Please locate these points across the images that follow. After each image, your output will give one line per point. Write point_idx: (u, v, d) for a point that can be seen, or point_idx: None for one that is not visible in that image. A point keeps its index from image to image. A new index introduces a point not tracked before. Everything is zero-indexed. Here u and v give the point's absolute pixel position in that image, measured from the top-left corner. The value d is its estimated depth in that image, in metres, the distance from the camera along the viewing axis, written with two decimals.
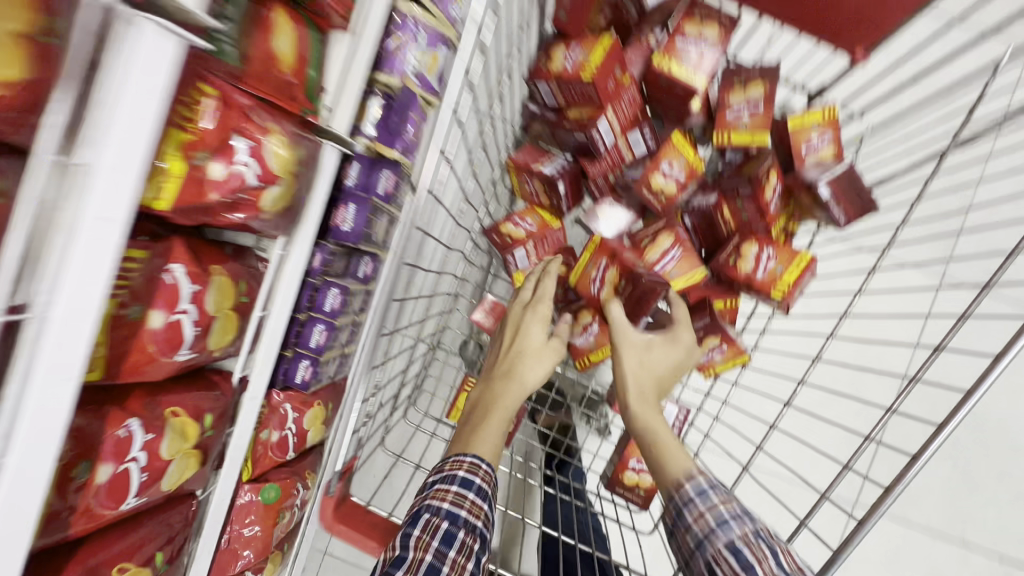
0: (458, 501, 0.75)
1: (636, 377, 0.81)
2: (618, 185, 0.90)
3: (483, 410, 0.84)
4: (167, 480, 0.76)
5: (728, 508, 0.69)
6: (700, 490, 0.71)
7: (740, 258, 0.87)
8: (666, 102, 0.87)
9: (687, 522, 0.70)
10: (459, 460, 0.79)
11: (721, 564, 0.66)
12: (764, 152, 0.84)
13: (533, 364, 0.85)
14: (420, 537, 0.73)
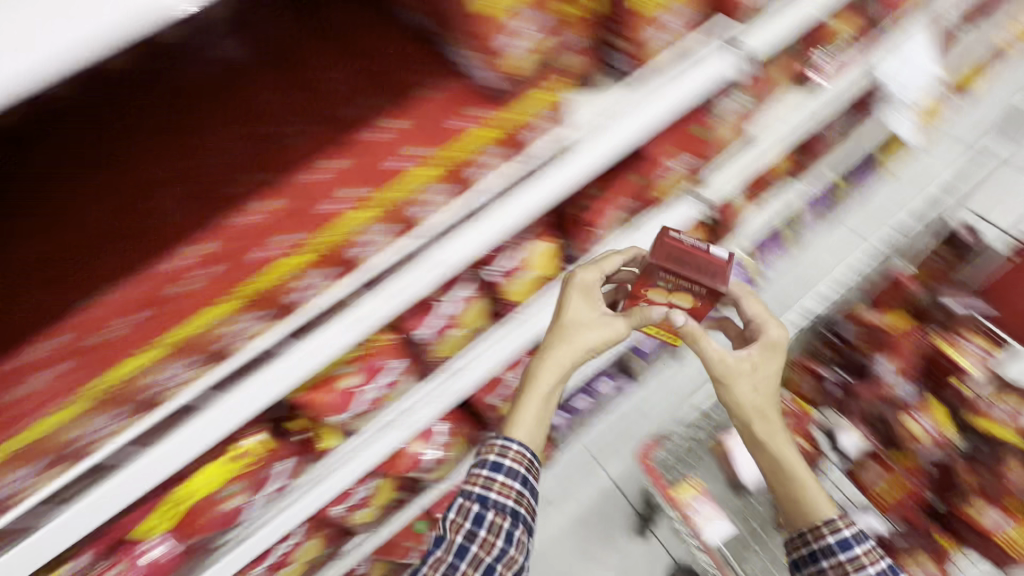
0: (488, 485, 0.84)
1: (753, 405, 0.87)
2: (872, 417, 1.15)
3: (535, 381, 0.86)
4: (508, 404, 1.20)
5: (867, 556, 0.80)
6: (840, 538, 0.81)
7: (975, 511, 1.02)
8: (933, 374, 1.14)
9: (830, 565, 0.81)
10: (488, 442, 0.87)
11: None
12: (1010, 446, 1.02)
13: (582, 332, 0.85)
14: (454, 521, 0.84)
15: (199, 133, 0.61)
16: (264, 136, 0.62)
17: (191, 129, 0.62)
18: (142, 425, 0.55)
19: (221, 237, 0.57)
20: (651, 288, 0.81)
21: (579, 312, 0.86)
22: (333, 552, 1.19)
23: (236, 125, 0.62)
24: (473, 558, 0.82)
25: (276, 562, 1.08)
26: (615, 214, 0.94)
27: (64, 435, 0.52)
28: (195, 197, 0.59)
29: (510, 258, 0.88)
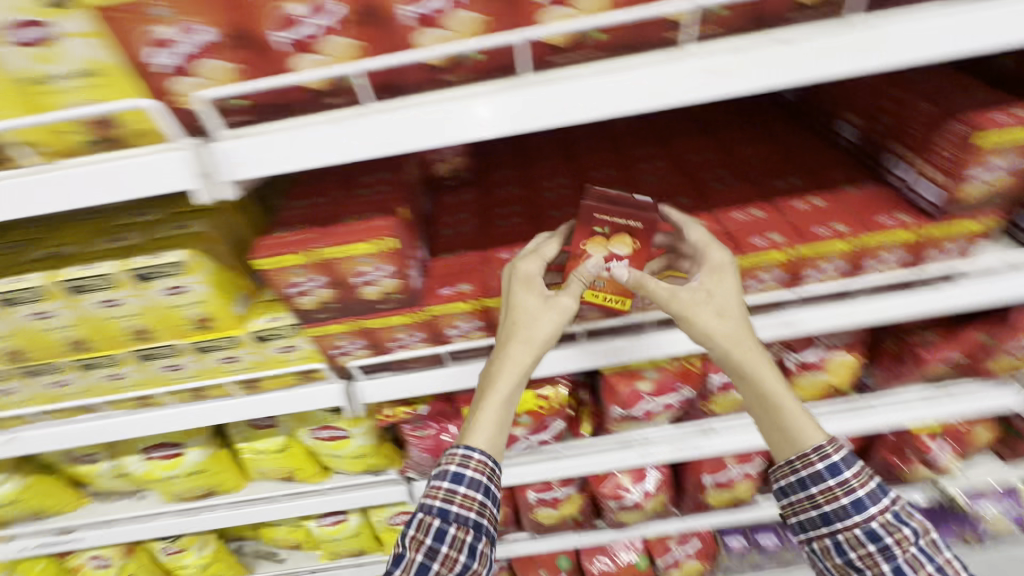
0: (449, 497, 0.66)
1: (728, 332, 0.65)
2: None
3: (493, 381, 0.66)
4: (715, 493, 1.17)
5: (858, 483, 0.66)
6: (828, 463, 0.67)
7: None
8: None
9: (813, 499, 0.68)
10: (451, 450, 0.69)
11: (855, 547, 0.65)
12: None
13: (521, 324, 0.66)
14: (413, 537, 0.66)
15: (647, 167, 0.85)
16: (695, 180, 0.81)
17: (640, 164, 0.86)
18: None
19: None
20: (591, 240, 0.66)
21: (521, 294, 0.66)
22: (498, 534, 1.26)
23: (672, 167, 0.84)
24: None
25: None
26: (937, 365, 0.91)
27: None
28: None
29: (813, 354, 0.93)
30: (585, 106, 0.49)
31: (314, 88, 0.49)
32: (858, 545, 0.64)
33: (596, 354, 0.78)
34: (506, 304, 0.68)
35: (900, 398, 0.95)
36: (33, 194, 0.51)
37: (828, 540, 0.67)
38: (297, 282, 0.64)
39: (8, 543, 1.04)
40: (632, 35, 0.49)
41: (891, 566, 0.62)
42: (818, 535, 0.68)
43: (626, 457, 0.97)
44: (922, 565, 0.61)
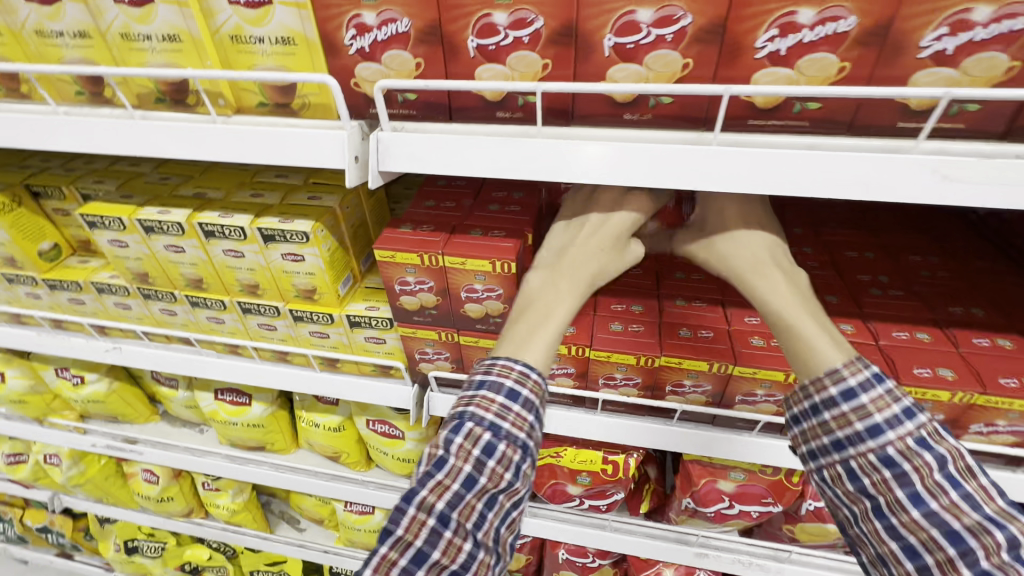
0: (502, 414, 0.51)
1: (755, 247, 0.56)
2: None
3: (548, 308, 0.55)
4: None
5: (878, 406, 0.47)
6: (843, 383, 0.49)
7: None
8: None
9: (822, 423, 0.50)
10: (504, 363, 0.53)
11: (869, 475, 0.47)
12: None
13: (600, 258, 0.57)
14: (457, 447, 0.49)
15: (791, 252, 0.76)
16: (848, 280, 0.71)
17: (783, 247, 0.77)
18: (639, 401, 0.67)
19: None
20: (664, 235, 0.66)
21: (614, 224, 0.57)
22: None
23: (821, 257, 0.75)
24: (482, 495, 0.49)
25: None
26: None
27: (607, 370, 0.67)
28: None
29: None
30: (774, 179, 0.42)
31: (485, 97, 0.47)
32: (871, 476, 0.47)
33: (684, 440, 0.70)
34: (584, 234, 0.57)
35: None
36: (199, 139, 0.53)
37: (839, 468, 0.49)
38: (403, 281, 0.63)
39: (84, 436, 1.13)
40: (851, 113, 0.42)
41: (910, 497, 0.44)
42: (827, 465, 0.50)
43: (677, 553, 0.88)
44: (945, 493, 0.44)
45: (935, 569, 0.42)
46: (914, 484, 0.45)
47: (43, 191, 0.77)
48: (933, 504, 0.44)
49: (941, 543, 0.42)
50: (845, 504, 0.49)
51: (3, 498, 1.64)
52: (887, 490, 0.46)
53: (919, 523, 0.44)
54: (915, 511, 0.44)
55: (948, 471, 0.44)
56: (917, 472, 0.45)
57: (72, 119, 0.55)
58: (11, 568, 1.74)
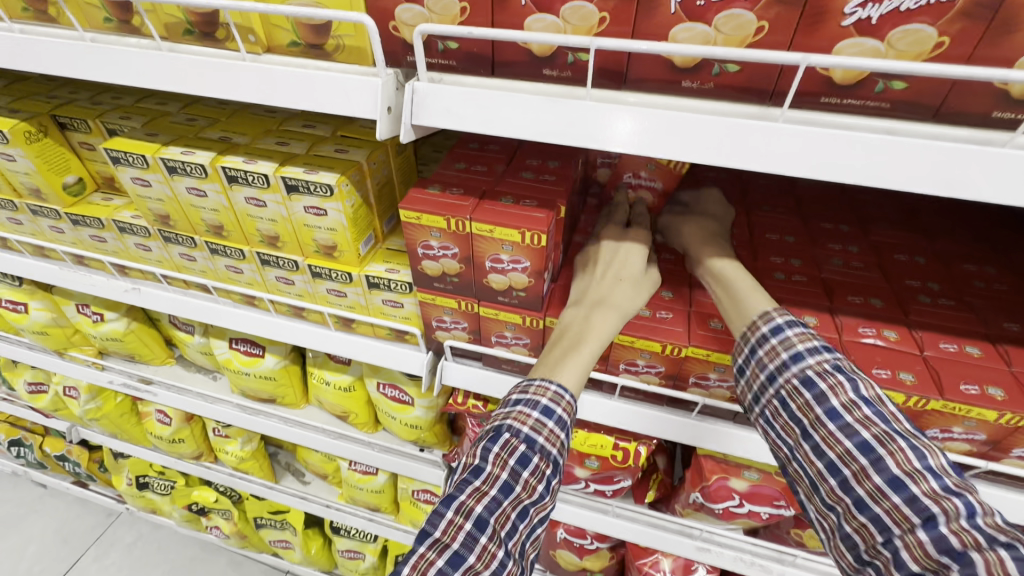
0: (536, 429, 0.54)
1: (696, 230, 0.64)
2: None
3: (577, 333, 0.58)
4: None
5: (801, 339, 0.52)
6: (772, 322, 0.54)
7: None
8: None
9: (757, 361, 0.54)
10: (540, 384, 0.56)
11: (796, 399, 0.50)
12: None
13: (622, 287, 0.60)
14: (496, 456, 0.53)
15: (836, 249, 0.71)
16: (894, 285, 0.67)
17: (828, 243, 0.72)
18: (659, 390, 0.65)
19: (823, 320, 0.61)
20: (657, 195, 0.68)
21: (624, 255, 0.62)
22: None
23: (867, 258, 0.70)
24: (516, 505, 0.51)
25: None
26: None
27: (630, 355, 0.64)
28: (814, 283, 0.66)
29: None
30: (845, 164, 0.38)
31: (533, 52, 0.44)
32: (797, 401, 0.50)
33: (700, 433, 0.68)
34: (604, 270, 0.62)
35: None
36: (227, 77, 0.50)
37: (772, 403, 0.52)
38: (426, 244, 0.60)
39: (101, 373, 1.15)
40: (942, 96, 0.38)
41: (828, 412, 0.48)
42: (765, 402, 0.53)
43: (676, 544, 0.87)
44: (858, 408, 0.47)
45: (852, 480, 0.45)
46: (831, 401, 0.48)
47: (69, 123, 0.75)
48: (850, 415, 0.47)
49: (855, 455, 0.45)
50: (782, 446, 0.52)
51: (24, 425, 1.70)
52: (809, 416, 0.49)
53: (835, 436, 0.47)
54: (830, 424, 0.47)
55: (858, 393, 0.48)
56: (832, 393, 0.48)
57: (98, 47, 0.53)
58: (30, 491, 1.82)
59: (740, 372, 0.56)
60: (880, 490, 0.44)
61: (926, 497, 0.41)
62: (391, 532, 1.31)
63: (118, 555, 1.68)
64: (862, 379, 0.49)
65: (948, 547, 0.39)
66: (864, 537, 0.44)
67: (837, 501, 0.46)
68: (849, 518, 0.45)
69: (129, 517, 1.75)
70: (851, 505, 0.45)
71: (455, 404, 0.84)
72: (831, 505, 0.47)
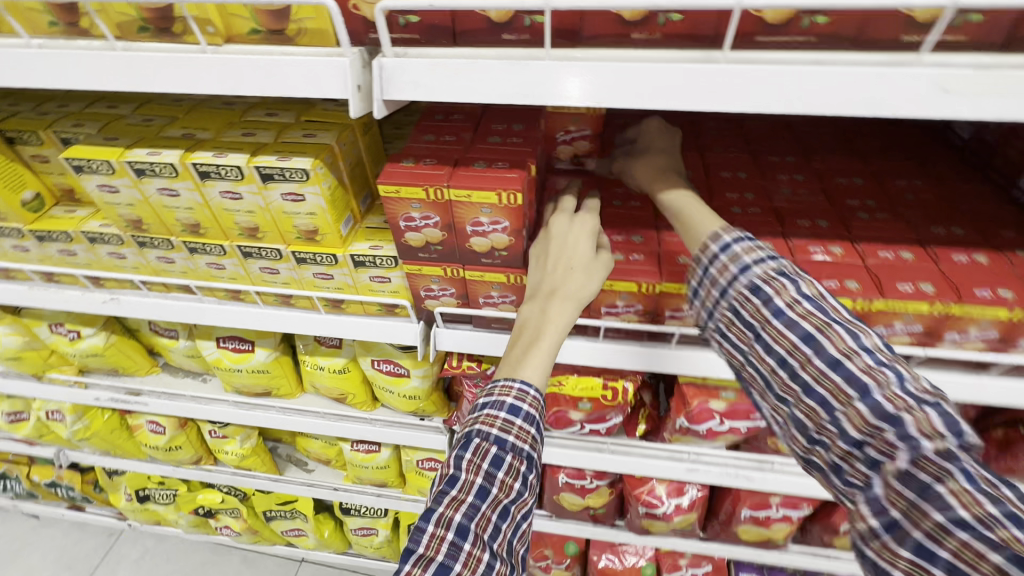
0: (505, 428, 0.57)
1: (647, 175, 0.65)
2: None
3: (534, 330, 0.61)
4: (747, 528, 1.12)
5: (747, 251, 0.53)
6: (720, 242, 0.54)
7: None
8: None
9: (710, 279, 0.55)
10: (504, 384, 0.60)
11: (745, 307, 0.51)
12: None
13: (574, 277, 0.62)
14: (469, 461, 0.56)
15: (783, 179, 0.77)
16: (837, 206, 0.73)
17: (778, 175, 0.78)
18: (640, 326, 0.70)
19: (777, 246, 0.67)
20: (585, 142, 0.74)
21: (572, 245, 0.63)
22: None
23: (812, 184, 0.77)
24: (495, 505, 0.54)
25: None
26: None
27: (611, 298, 0.69)
28: (767, 213, 0.72)
29: None
30: (783, 97, 0.43)
31: (491, 19, 0.46)
32: (743, 305, 0.51)
33: (680, 360, 0.74)
34: (553, 260, 0.63)
35: None
36: (192, 71, 0.51)
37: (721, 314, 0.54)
38: (408, 217, 0.63)
39: (86, 391, 1.14)
40: (857, 27, 0.42)
41: (774, 312, 0.49)
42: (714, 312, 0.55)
43: (665, 467, 0.94)
44: (800, 303, 0.49)
45: (798, 370, 0.48)
46: (776, 301, 0.49)
47: (18, 137, 0.73)
48: (796, 313, 0.48)
49: (800, 347, 0.47)
50: (737, 357, 0.53)
51: (6, 458, 1.66)
52: (761, 324, 0.50)
53: (782, 333, 0.49)
54: (777, 322, 0.49)
55: (807, 294, 0.49)
56: (781, 297, 0.49)
57: (49, 53, 0.52)
58: (23, 523, 1.79)
59: (696, 293, 0.57)
60: (822, 372, 0.46)
61: (865, 375, 0.45)
62: (401, 504, 1.36)
63: (126, 571, 1.68)
64: (808, 280, 0.51)
65: (884, 413, 0.43)
66: (813, 419, 0.47)
67: (789, 394, 0.49)
68: (800, 404, 0.48)
69: (132, 533, 1.75)
70: (800, 394, 0.48)
71: (450, 368, 0.89)
72: (784, 398, 0.49)
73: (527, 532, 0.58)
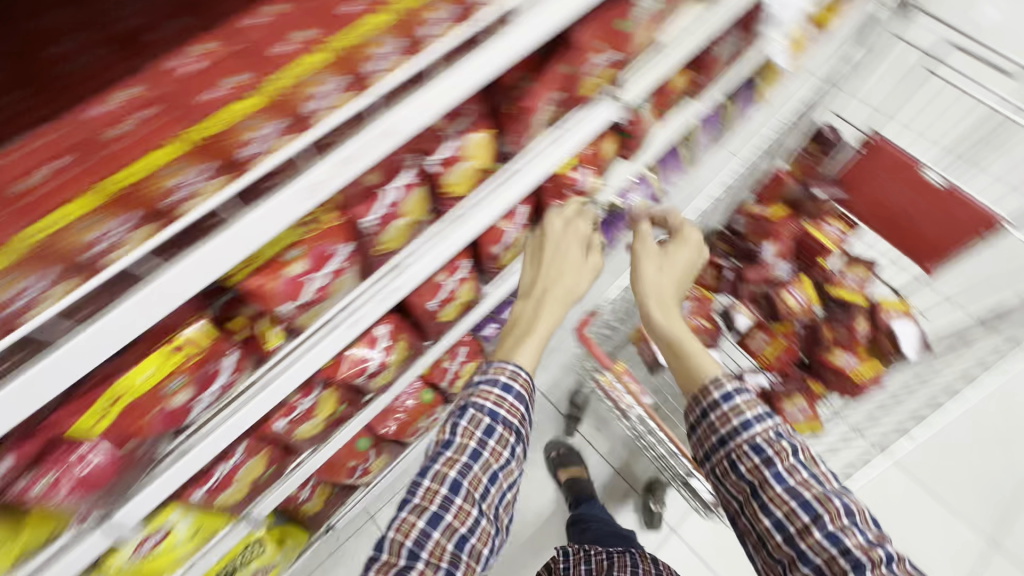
0: (499, 403, 0.95)
1: (654, 282, 1.05)
2: (759, 296, 1.36)
3: (527, 326, 1.08)
4: (445, 310, 1.23)
5: (749, 407, 0.81)
6: (722, 391, 0.84)
7: (833, 354, 1.26)
8: (806, 257, 1.36)
9: (713, 424, 0.82)
10: (503, 365, 1.00)
11: (744, 462, 0.78)
12: (855, 305, 1.30)
13: (543, 309, 1.11)
14: (465, 427, 0.92)
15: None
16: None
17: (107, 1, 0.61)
18: (84, 290, 0.50)
19: (150, 80, 0.57)
20: None
21: (547, 289, 1.12)
22: (277, 472, 1.16)
23: None
24: (487, 466, 0.91)
25: (218, 484, 1.03)
26: (545, 108, 0.98)
27: (162, 184, 0.55)
28: (117, 49, 0.59)
29: (447, 149, 0.91)
30: None
31: None
32: (744, 459, 0.78)
33: (188, 280, 0.56)
34: (536, 285, 1.14)
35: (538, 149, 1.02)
36: None
37: (727, 465, 0.80)
38: (11, 289, 0.49)
39: None
40: None
41: (773, 475, 0.75)
42: (718, 460, 0.82)
43: (336, 338, 0.84)
44: (796, 472, 0.75)
45: (796, 534, 0.72)
46: (777, 465, 0.76)
47: None
48: (790, 474, 0.75)
49: (796, 513, 0.72)
50: (737, 504, 0.80)
51: None
52: (770, 496, 0.75)
53: (779, 496, 0.74)
54: (778, 486, 0.74)
55: (801, 463, 0.76)
56: (784, 465, 0.76)
57: None
58: None
59: (700, 432, 0.85)
60: (814, 534, 0.70)
61: (857, 549, 0.68)
62: None
63: None
64: (796, 454, 0.77)
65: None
66: None
67: (782, 552, 0.73)
68: (796, 567, 0.72)
69: None
70: (796, 557, 0.72)
71: None
72: (778, 554, 0.74)
73: (509, 498, 0.94)
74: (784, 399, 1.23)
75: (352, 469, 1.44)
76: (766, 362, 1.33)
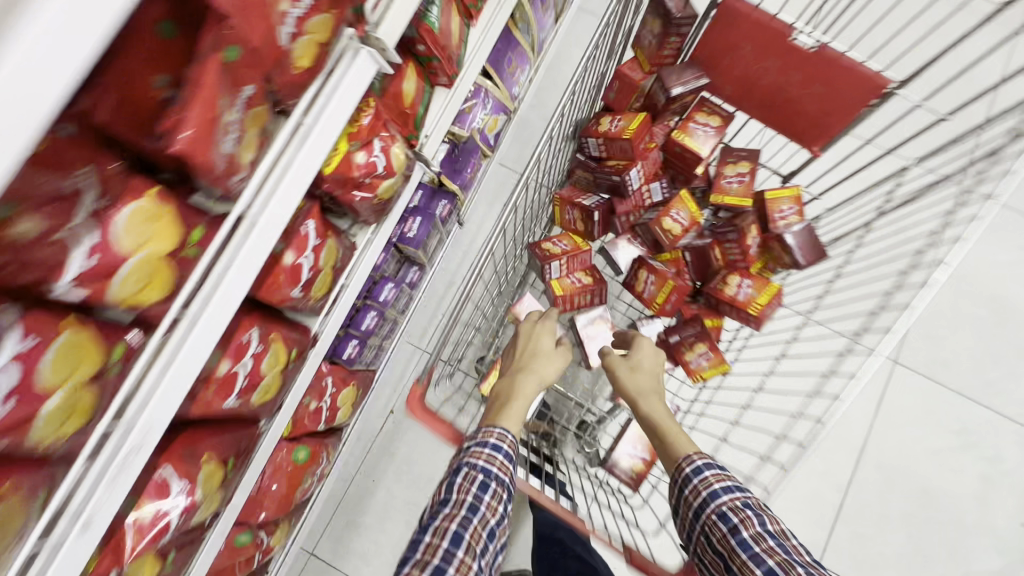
0: (490, 459, 0.95)
1: (633, 385, 1.06)
2: (637, 227, 1.16)
3: (505, 393, 1.05)
4: (256, 393, 0.92)
5: (717, 481, 0.89)
6: (697, 469, 0.91)
7: (725, 284, 1.09)
8: (678, 167, 1.14)
9: (688, 499, 0.91)
10: (488, 428, 0.99)
11: (716, 532, 0.86)
12: (745, 211, 1.11)
13: (515, 381, 1.07)
14: (462, 484, 0.93)
15: None
16: None
17: None
18: None
19: None
20: None
21: (522, 364, 1.10)
22: None
23: None
24: (486, 518, 0.91)
25: None
26: (232, 121, 0.59)
27: None
28: None
29: (81, 257, 0.54)
30: None
31: None
32: (717, 532, 0.86)
33: None
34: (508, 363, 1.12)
35: (260, 174, 0.66)
36: None
37: (702, 539, 0.88)
38: None
39: None
40: None
41: (740, 541, 0.82)
42: (695, 536, 0.89)
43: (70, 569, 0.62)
44: (763, 540, 0.81)
45: None
46: (744, 533, 0.83)
47: None
48: (758, 540, 0.82)
49: None
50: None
51: None
52: (738, 564, 0.81)
53: (746, 562, 0.80)
54: (743, 553, 0.81)
55: (774, 539, 0.82)
56: (750, 534, 0.82)
57: None
58: None
59: (681, 509, 0.92)
60: None
61: None
62: None
63: None
64: (768, 526, 0.83)
65: None
66: None
67: None
68: None
69: None
70: None
71: None
72: None
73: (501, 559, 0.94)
74: (684, 351, 1.09)
75: (248, 564, 1.21)
76: (659, 308, 1.13)
